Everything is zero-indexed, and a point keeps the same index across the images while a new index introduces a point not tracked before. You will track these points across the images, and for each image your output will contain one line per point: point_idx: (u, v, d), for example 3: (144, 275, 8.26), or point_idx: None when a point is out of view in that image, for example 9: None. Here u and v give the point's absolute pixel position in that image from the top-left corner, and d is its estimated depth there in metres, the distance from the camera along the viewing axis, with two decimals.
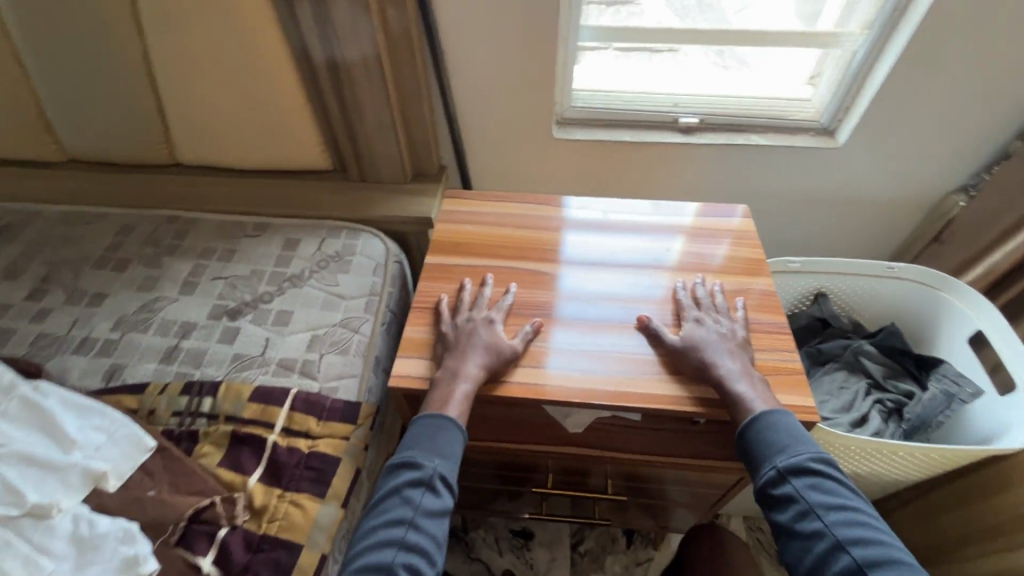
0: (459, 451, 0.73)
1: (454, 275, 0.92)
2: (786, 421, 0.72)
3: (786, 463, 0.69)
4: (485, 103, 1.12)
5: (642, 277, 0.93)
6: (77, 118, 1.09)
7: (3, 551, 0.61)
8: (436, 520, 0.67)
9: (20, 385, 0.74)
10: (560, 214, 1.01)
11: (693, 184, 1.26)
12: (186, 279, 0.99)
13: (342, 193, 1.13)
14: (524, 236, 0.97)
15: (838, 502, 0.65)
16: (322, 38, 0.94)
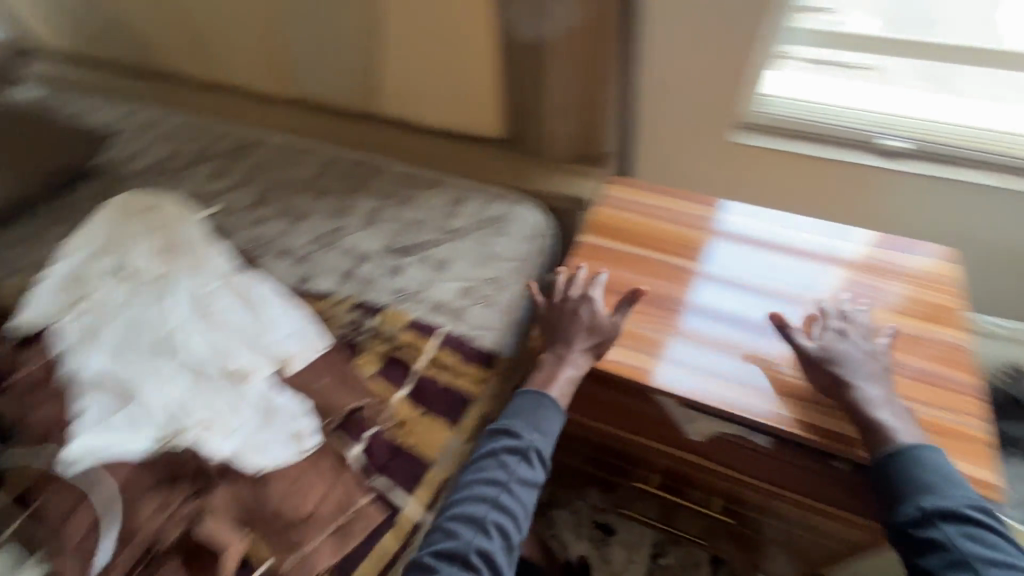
0: (556, 431, 0.77)
1: (605, 257, 0.94)
2: (937, 459, 0.68)
3: (935, 505, 0.66)
4: (668, 96, 1.13)
5: (791, 296, 0.89)
6: (307, 64, 1.28)
7: (217, 395, 0.79)
8: (527, 488, 0.71)
9: (243, 276, 0.96)
10: (715, 218, 1.00)
11: (874, 214, 1.15)
12: (368, 215, 1.13)
13: (509, 163, 1.21)
14: (681, 234, 0.98)
15: (997, 559, 0.62)
16: (532, 17, 1.01)
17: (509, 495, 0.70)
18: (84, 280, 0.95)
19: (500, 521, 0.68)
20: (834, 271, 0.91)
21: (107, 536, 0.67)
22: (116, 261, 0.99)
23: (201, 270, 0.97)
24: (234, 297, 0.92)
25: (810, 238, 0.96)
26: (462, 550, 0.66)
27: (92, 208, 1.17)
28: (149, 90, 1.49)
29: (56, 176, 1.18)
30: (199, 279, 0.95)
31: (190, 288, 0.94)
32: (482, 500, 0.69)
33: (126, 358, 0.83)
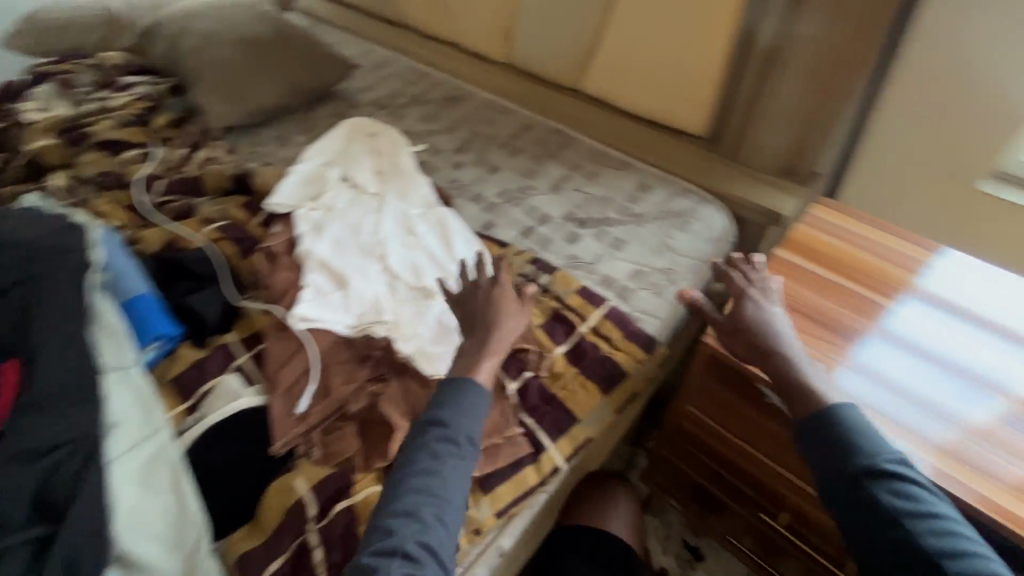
0: (484, 407, 0.67)
1: (799, 276, 0.89)
2: (867, 417, 0.65)
3: (872, 465, 0.61)
4: (910, 128, 1.06)
5: (996, 375, 0.78)
6: (529, 31, 1.34)
7: (405, 302, 0.91)
8: (462, 468, 0.61)
9: (440, 208, 1.06)
10: (926, 263, 0.91)
11: None
12: (556, 180, 1.18)
13: (704, 161, 1.18)
14: (889, 273, 0.90)
15: (904, 507, 0.58)
16: (782, 20, 1.00)
17: (444, 478, 0.60)
18: (317, 179, 1.11)
19: (436, 514, 0.58)
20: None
21: (307, 391, 0.80)
22: (344, 171, 1.14)
23: (408, 196, 1.09)
24: (431, 226, 1.03)
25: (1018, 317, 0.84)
26: (399, 547, 0.55)
27: (329, 125, 1.38)
28: (385, 35, 1.70)
29: (309, 93, 1.41)
30: (405, 204, 1.08)
31: (396, 209, 1.06)
32: (419, 493, 0.59)
33: (342, 253, 0.97)
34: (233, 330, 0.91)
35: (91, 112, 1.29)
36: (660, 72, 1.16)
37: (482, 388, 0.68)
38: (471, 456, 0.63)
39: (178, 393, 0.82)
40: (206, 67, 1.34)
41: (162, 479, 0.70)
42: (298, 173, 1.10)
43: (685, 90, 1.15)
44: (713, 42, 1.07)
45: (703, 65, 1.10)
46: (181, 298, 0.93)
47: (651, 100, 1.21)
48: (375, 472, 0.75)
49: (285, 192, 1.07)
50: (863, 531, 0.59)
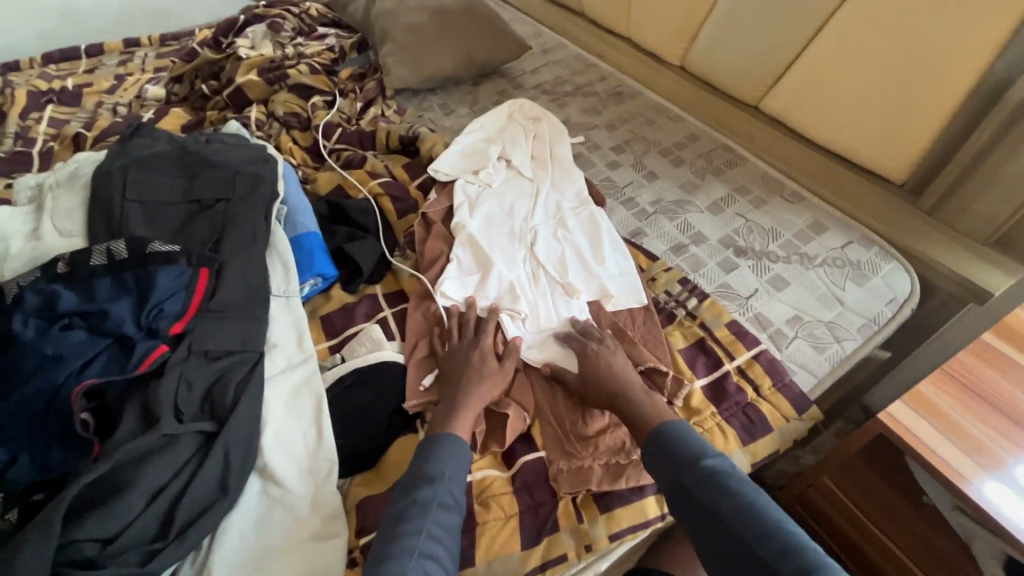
0: (465, 461, 0.68)
1: (1007, 369, 0.76)
2: (684, 429, 0.67)
3: (690, 470, 0.62)
4: None
5: None
6: (718, 38, 1.25)
7: (544, 296, 0.89)
8: (450, 514, 0.63)
9: (591, 205, 1.03)
10: None
11: None
12: (717, 200, 1.10)
13: (896, 212, 1.04)
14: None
15: (728, 499, 0.59)
16: None
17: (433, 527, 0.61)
18: (477, 153, 1.12)
19: (436, 563, 0.59)
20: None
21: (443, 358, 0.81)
22: (503, 147, 1.13)
23: (562, 190, 1.07)
24: (581, 225, 0.99)
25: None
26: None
27: (492, 102, 1.40)
28: (558, 20, 1.69)
29: (479, 68, 1.44)
30: (558, 196, 1.06)
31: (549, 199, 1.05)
32: (411, 553, 0.58)
33: (491, 232, 0.97)
34: (380, 283, 0.96)
35: (289, 56, 1.42)
36: (869, 104, 1.03)
37: (459, 437, 0.69)
38: (456, 501, 0.64)
39: (325, 330, 0.89)
40: (392, 29, 1.41)
41: (306, 408, 0.76)
42: (461, 146, 1.13)
43: (894, 129, 1.01)
44: (949, 81, 0.92)
45: (928, 107, 0.96)
46: (340, 243, 0.98)
47: (847, 133, 1.09)
48: (490, 456, 0.74)
49: (449, 162, 1.09)
50: (698, 530, 0.59)
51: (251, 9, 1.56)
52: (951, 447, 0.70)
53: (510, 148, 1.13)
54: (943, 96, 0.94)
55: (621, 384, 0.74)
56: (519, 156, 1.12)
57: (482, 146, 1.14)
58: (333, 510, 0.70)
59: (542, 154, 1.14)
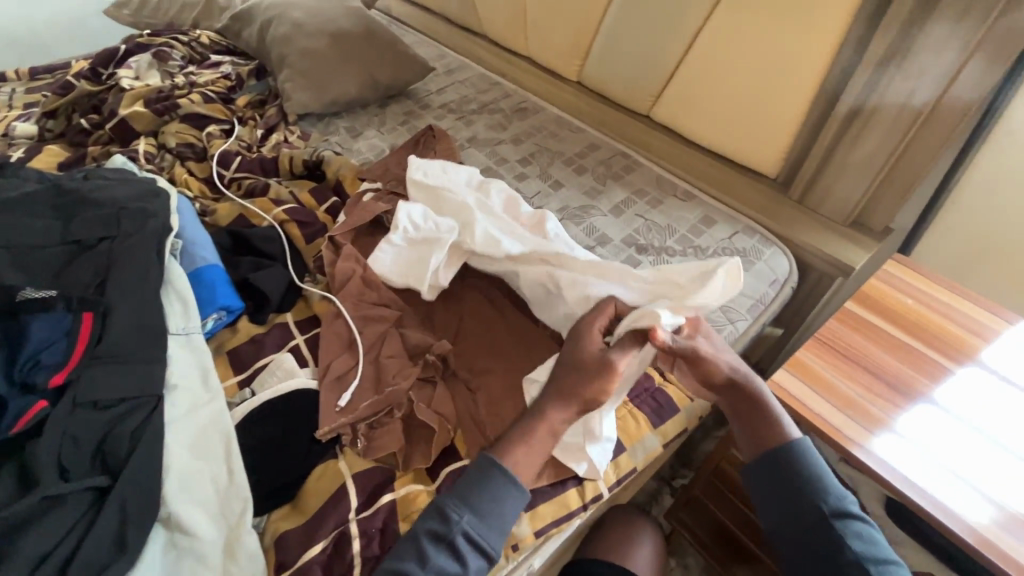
0: (502, 504, 0.66)
1: (867, 331, 0.86)
2: (821, 463, 0.71)
3: (835, 509, 0.67)
4: (1001, 202, 0.99)
5: None
6: (607, 54, 1.34)
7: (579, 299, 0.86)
8: (453, 561, 0.62)
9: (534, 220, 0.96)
10: (1000, 328, 0.86)
11: None
12: (617, 203, 1.17)
13: (771, 202, 1.16)
14: (964, 340, 0.85)
15: (865, 550, 0.65)
16: (874, 74, 0.96)
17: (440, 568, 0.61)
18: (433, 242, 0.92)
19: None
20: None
21: (354, 379, 0.81)
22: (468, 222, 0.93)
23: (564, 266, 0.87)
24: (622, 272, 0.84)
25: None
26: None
27: (399, 123, 1.42)
28: (460, 42, 1.74)
29: (383, 90, 1.45)
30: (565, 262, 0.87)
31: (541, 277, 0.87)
32: None
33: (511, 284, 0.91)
34: (291, 310, 0.93)
35: (180, 84, 1.35)
36: (740, 110, 1.15)
37: (515, 482, 0.67)
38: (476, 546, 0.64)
39: (233, 365, 0.85)
40: (290, 55, 1.39)
41: (215, 447, 0.72)
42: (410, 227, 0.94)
43: (763, 130, 1.13)
44: (798, 88, 1.05)
45: (784, 109, 1.09)
46: (245, 273, 0.95)
47: (724, 135, 1.21)
48: (413, 471, 0.75)
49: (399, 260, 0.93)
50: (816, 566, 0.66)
51: (134, 38, 1.47)
52: (829, 404, 0.78)
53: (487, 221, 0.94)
54: (796, 97, 1.06)
55: (752, 388, 0.74)
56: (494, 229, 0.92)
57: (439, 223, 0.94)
58: (250, 549, 0.66)
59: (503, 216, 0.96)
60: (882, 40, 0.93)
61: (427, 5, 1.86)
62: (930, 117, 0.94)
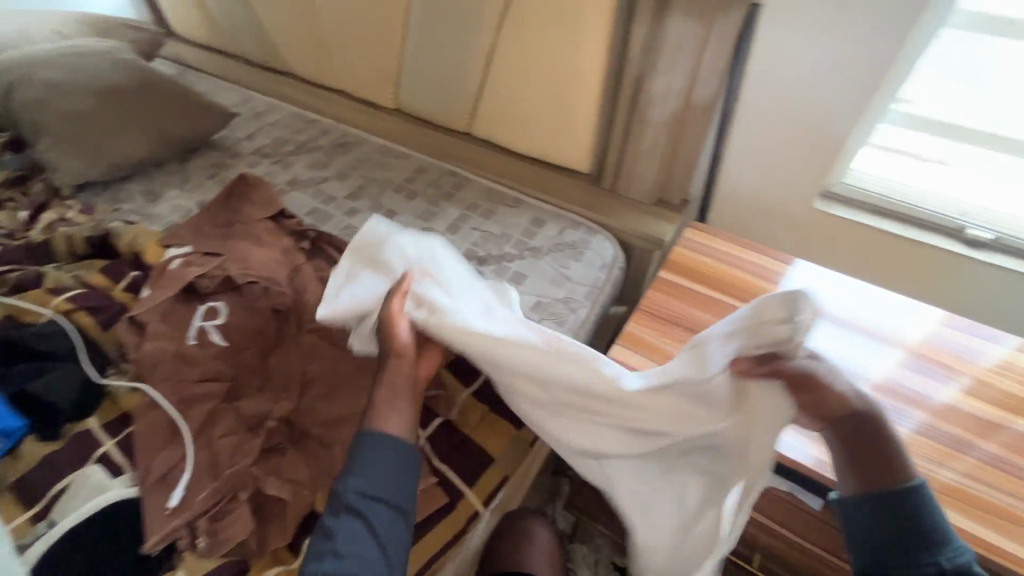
0: (386, 455, 0.62)
1: (681, 293, 0.98)
2: (937, 507, 0.60)
3: (953, 564, 0.57)
4: (759, 162, 1.18)
5: (847, 367, 0.88)
6: (416, 78, 1.37)
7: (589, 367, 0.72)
8: (356, 524, 0.60)
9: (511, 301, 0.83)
10: (780, 269, 1.03)
11: (953, 299, 1.15)
12: (452, 221, 1.20)
13: (590, 194, 1.27)
14: (756, 284, 1.00)
15: None
16: (640, 67, 1.08)
17: (344, 549, 0.59)
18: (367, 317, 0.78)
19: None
20: (898, 348, 0.91)
21: (182, 474, 0.72)
22: (417, 297, 0.76)
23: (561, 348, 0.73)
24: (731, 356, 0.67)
25: (875, 316, 0.96)
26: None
27: (206, 177, 1.29)
28: (266, 83, 1.65)
29: (180, 145, 1.31)
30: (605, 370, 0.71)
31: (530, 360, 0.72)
32: None
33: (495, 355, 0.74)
34: (96, 413, 0.79)
35: None
36: (546, 113, 1.24)
37: (389, 437, 0.63)
38: (376, 503, 0.61)
39: (20, 500, 0.70)
40: (51, 122, 1.20)
41: None
42: (371, 277, 0.79)
43: (568, 130, 1.24)
44: (587, 90, 1.16)
45: (582, 109, 1.20)
46: (23, 384, 0.78)
47: (538, 140, 1.30)
48: (270, 554, 0.70)
49: (357, 292, 0.77)
50: None
51: None
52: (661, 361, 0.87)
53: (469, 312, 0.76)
54: (588, 99, 1.18)
55: (869, 420, 0.63)
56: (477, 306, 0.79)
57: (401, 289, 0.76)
58: None
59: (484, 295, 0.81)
60: (637, 41, 1.06)
61: (221, 48, 1.74)
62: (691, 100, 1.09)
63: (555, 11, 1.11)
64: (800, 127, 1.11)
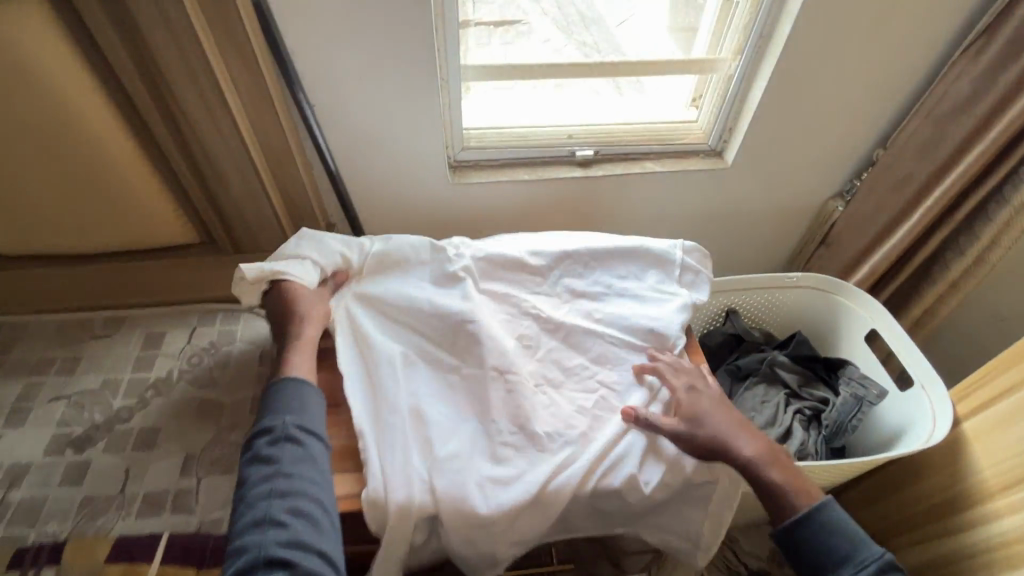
0: (309, 397, 0.68)
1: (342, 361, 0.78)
2: (831, 512, 0.66)
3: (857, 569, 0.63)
4: (375, 156, 1.01)
5: (561, 329, 0.81)
6: None
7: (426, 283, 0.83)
8: (302, 464, 0.62)
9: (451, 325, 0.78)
10: (414, 246, 0.86)
11: (608, 211, 1.19)
12: (13, 405, 0.79)
13: (213, 268, 0.99)
14: (406, 282, 0.84)
15: None
16: (156, 96, 0.80)
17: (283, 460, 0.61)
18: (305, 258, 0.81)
19: (309, 502, 0.60)
20: (605, 292, 0.86)
21: None
22: (506, 285, 0.85)
23: (612, 334, 0.81)
24: (559, 343, 0.81)
25: (575, 249, 0.88)
26: (261, 555, 0.56)
27: None
28: None
29: None
30: (502, 351, 0.75)
31: (376, 408, 0.71)
32: None
33: (372, 294, 0.82)
34: None
35: None
36: (82, 195, 0.89)
37: (303, 380, 0.70)
38: (315, 435, 0.65)
39: None
40: None
41: None
42: (302, 250, 0.81)
43: (130, 205, 0.91)
44: (115, 150, 0.84)
45: (126, 173, 0.87)
46: None
47: (103, 232, 0.94)
48: None
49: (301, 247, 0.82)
50: None
51: None
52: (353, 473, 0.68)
53: (402, 285, 0.82)
54: (126, 160, 0.86)
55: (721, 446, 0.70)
56: (388, 296, 0.81)
57: (497, 249, 0.86)
58: None
59: (407, 321, 0.80)
60: (129, 70, 0.76)
61: None
62: (249, 113, 0.86)
63: None
64: (394, 107, 0.95)
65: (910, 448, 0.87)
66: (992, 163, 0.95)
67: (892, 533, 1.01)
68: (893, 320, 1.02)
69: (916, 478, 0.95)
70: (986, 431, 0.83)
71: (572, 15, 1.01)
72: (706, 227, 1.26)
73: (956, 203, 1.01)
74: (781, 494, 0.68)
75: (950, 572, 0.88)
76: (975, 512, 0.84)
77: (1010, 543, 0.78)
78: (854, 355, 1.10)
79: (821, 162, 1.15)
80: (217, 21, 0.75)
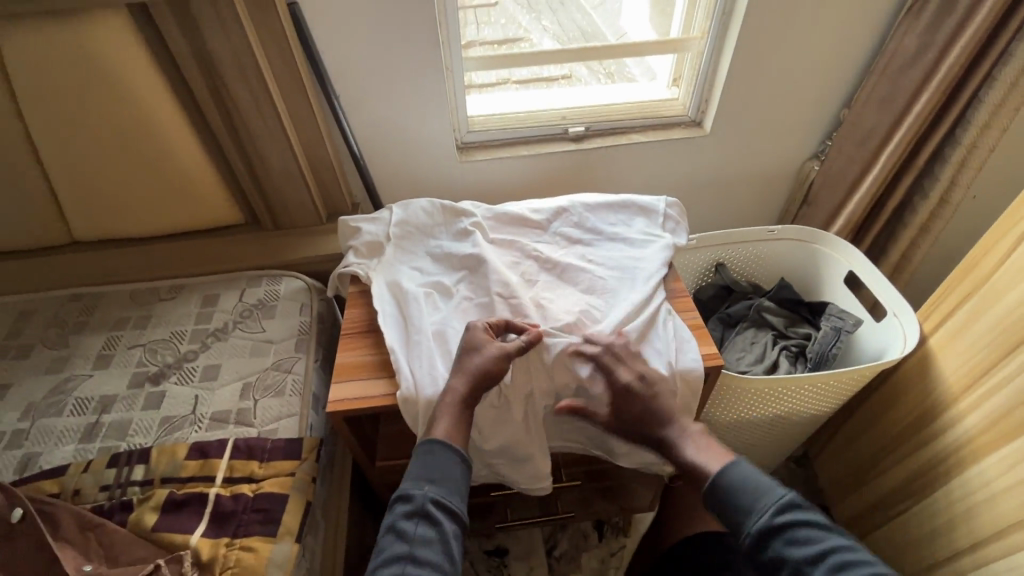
0: (451, 473, 0.71)
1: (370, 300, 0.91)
2: (735, 476, 0.74)
3: (759, 519, 0.70)
4: (393, 139, 1.16)
5: (559, 266, 0.93)
6: None
7: (447, 239, 0.97)
8: (429, 526, 0.67)
9: (472, 269, 0.92)
10: (435, 208, 1.00)
11: (602, 183, 1.32)
12: (99, 353, 0.95)
13: (257, 242, 1.14)
14: (429, 239, 0.98)
15: (800, 538, 0.67)
16: (212, 91, 0.96)
17: (413, 525, 0.67)
18: (365, 235, 0.97)
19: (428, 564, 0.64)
20: (596, 237, 0.99)
21: None
22: (512, 237, 0.99)
23: (600, 269, 0.93)
24: (555, 277, 0.93)
25: (565, 204, 1.02)
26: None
27: None
28: None
29: None
30: (507, 282, 0.88)
31: (402, 333, 0.83)
32: None
33: (404, 252, 0.96)
34: None
35: None
36: (149, 182, 1.05)
37: (450, 449, 0.72)
38: (447, 513, 0.68)
39: None
40: None
41: None
42: (366, 228, 0.98)
43: (186, 188, 1.07)
44: (176, 140, 1.01)
45: (185, 159, 1.04)
46: None
47: (165, 215, 1.11)
48: None
49: (365, 228, 0.98)
50: None
51: None
52: (384, 381, 0.81)
53: (427, 243, 0.97)
54: (187, 150, 1.03)
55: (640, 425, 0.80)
56: (416, 256, 0.96)
57: (503, 208, 1.01)
58: None
59: (431, 269, 0.94)
60: (191, 70, 0.92)
61: None
62: (289, 104, 1.02)
63: (71, 68, 0.90)
64: (408, 96, 1.10)
65: (881, 362, 0.96)
66: (944, 109, 1.06)
67: (881, 456, 1.08)
68: (865, 258, 1.12)
69: (898, 400, 1.03)
70: (948, 341, 0.91)
71: (572, 32, 1.18)
72: (693, 194, 1.38)
73: (917, 150, 1.11)
74: (693, 470, 0.78)
75: (930, 479, 0.95)
76: (946, 419, 0.92)
77: (975, 437, 0.86)
78: (836, 298, 1.19)
79: (794, 126, 1.26)
80: (262, 26, 0.91)
